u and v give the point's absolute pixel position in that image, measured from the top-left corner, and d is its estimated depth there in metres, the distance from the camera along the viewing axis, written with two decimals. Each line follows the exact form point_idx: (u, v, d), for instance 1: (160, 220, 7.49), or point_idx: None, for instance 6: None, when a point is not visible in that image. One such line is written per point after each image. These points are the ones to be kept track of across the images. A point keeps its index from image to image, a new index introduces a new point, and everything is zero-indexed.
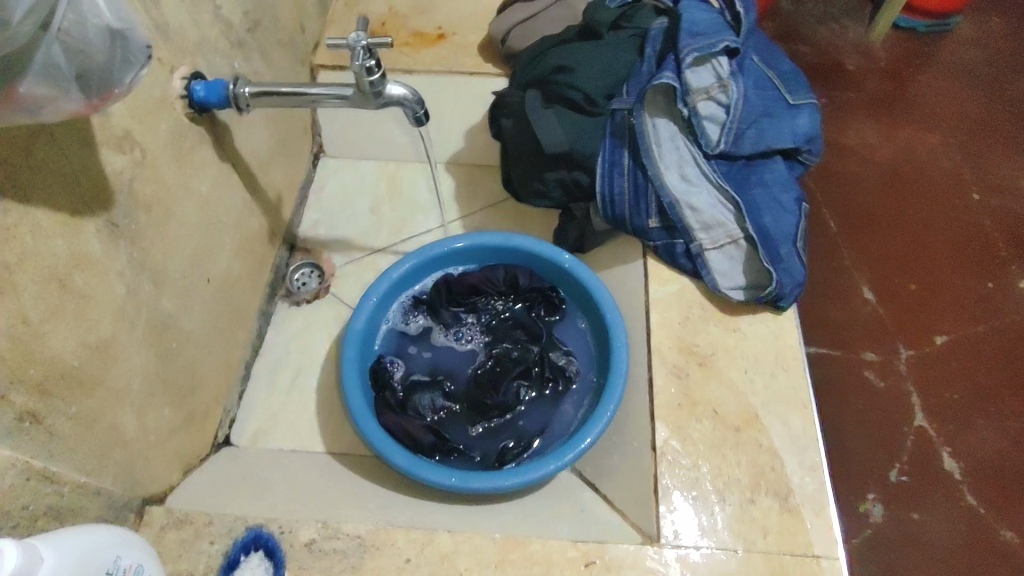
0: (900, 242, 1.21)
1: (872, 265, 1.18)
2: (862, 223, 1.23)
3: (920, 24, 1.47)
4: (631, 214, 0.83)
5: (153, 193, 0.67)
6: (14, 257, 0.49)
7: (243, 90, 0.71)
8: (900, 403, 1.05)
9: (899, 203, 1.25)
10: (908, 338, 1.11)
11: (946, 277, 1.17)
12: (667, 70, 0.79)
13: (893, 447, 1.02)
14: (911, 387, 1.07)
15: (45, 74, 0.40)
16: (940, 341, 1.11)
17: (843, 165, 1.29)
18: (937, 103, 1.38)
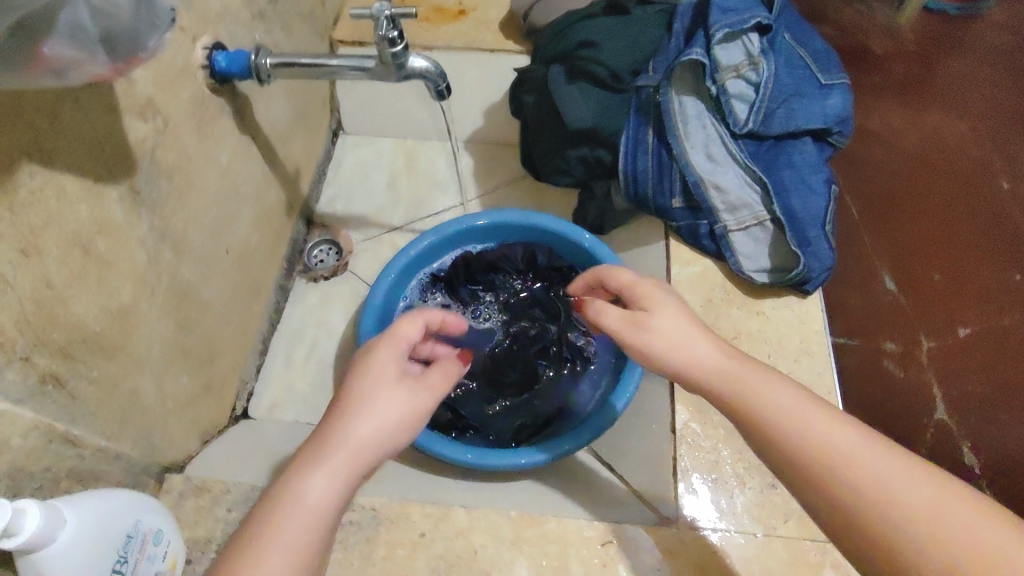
0: (924, 228, 1.15)
1: (896, 252, 1.12)
2: (887, 209, 1.16)
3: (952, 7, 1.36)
4: (654, 193, 0.82)
5: (175, 161, 0.66)
6: (38, 221, 0.49)
7: (264, 61, 0.71)
8: (921, 394, 1.01)
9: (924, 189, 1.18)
10: (931, 329, 1.06)
11: (973, 267, 1.11)
12: (697, 46, 0.77)
13: (912, 438, 0.98)
14: (932, 381, 1.03)
15: (71, 35, 0.40)
16: (963, 333, 1.06)
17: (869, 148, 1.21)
18: (963, 88, 1.30)
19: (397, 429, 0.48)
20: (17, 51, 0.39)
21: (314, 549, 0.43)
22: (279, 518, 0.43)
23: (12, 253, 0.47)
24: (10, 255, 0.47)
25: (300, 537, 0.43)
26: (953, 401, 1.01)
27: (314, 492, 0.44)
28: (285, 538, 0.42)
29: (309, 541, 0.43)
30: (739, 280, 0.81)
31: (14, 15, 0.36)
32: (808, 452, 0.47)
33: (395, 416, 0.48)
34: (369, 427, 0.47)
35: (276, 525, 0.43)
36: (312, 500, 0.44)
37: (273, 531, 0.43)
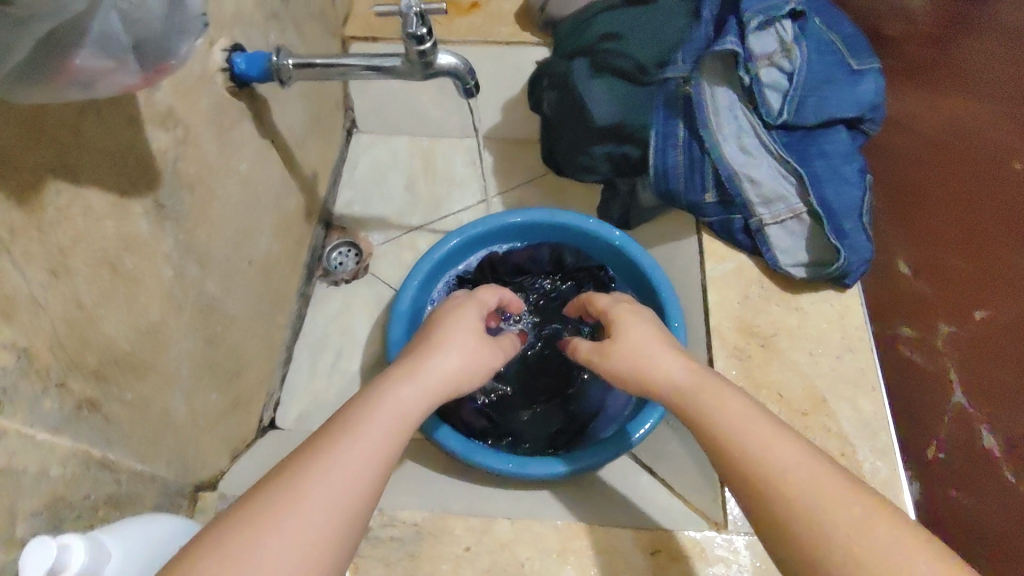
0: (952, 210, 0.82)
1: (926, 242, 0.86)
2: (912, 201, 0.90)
3: None
4: (685, 189, 0.79)
5: (196, 172, 0.64)
6: (68, 240, 0.47)
7: (285, 62, 0.68)
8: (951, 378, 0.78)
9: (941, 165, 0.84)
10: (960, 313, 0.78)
11: (1003, 255, 0.73)
12: (730, 35, 0.73)
13: (939, 414, 0.77)
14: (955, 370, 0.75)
15: (102, 44, 0.37)
16: (986, 316, 0.74)
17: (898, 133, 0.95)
18: None
19: (474, 368, 0.59)
20: (45, 64, 0.36)
21: (399, 441, 0.49)
22: (369, 413, 0.49)
23: (43, 276, 0.45)
24: (41, 276, 0.44)
25: (388, 428, 0.48)
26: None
27: (404, 397, 0.52)
28: (373, 427, 0.48)
29: (394, 436, 0.48)
30: (775, 275, 0.79)
31: (45, 26, 0.34)
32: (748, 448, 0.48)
33: (469, 356, 0.59)
34: (452, 364, 0.57)
35: (369, 418, 0.48)
36: (405, 405, 0.52)
37: (361, 422, 0.48)
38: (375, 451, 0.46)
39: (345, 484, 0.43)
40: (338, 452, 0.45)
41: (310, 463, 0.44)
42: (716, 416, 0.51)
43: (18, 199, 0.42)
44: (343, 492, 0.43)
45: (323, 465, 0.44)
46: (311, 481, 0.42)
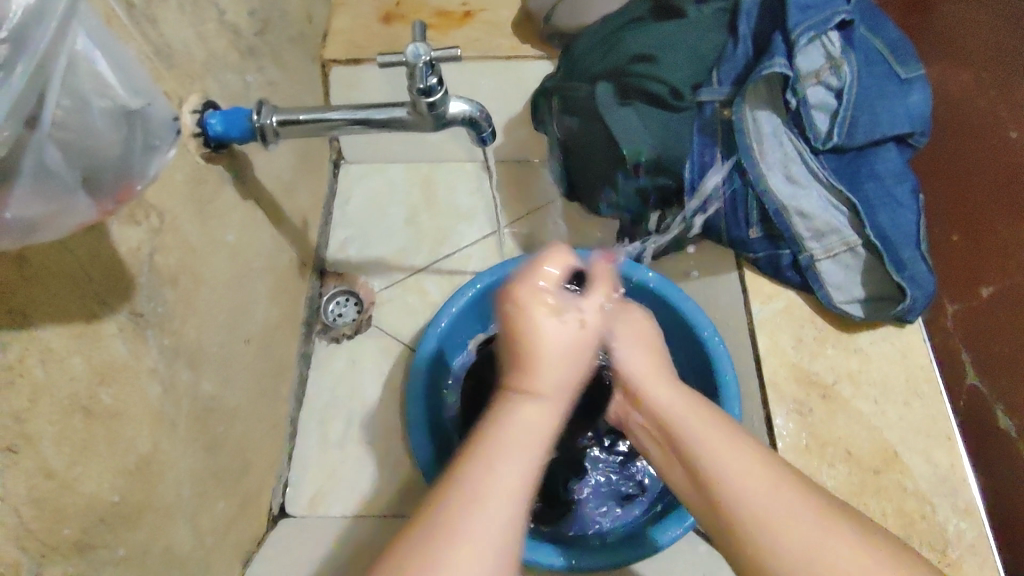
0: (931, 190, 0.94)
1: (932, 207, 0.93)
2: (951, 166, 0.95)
3: None
4: (727, 225, 0.72)
5: (178, 261, 0.54)
6: (25, 401, 0.37)
7: (269, 119, 0.57)
8: (949, 357, 0.84)
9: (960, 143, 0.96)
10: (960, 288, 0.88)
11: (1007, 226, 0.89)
12: (778, 56, 0.66)
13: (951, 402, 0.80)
14: (960, 346, 0.85)
15: (43, 185, 0.27)
16: (987, 294, 0.87)
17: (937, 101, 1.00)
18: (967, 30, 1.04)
19: (575, 346, 0.49)
20: None
21: (528, 481, 0.42)
22: (482, 470, 0.42)
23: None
24: None
25: (525, 465, 0.43)
26: (982, 364, 0.84)
27: (531, 421, 0.45)
28: (503, 469, 0.42)
29: (534, 457, 0.43)
30: (830, 315, 0.72)
31: None
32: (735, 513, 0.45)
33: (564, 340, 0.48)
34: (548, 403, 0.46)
35: (492, 462, 0.42)
36: (528, 430, 0.44)
37: (474, 501, 0.40)
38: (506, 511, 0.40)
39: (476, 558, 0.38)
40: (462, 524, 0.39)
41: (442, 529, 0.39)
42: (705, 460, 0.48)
43: None
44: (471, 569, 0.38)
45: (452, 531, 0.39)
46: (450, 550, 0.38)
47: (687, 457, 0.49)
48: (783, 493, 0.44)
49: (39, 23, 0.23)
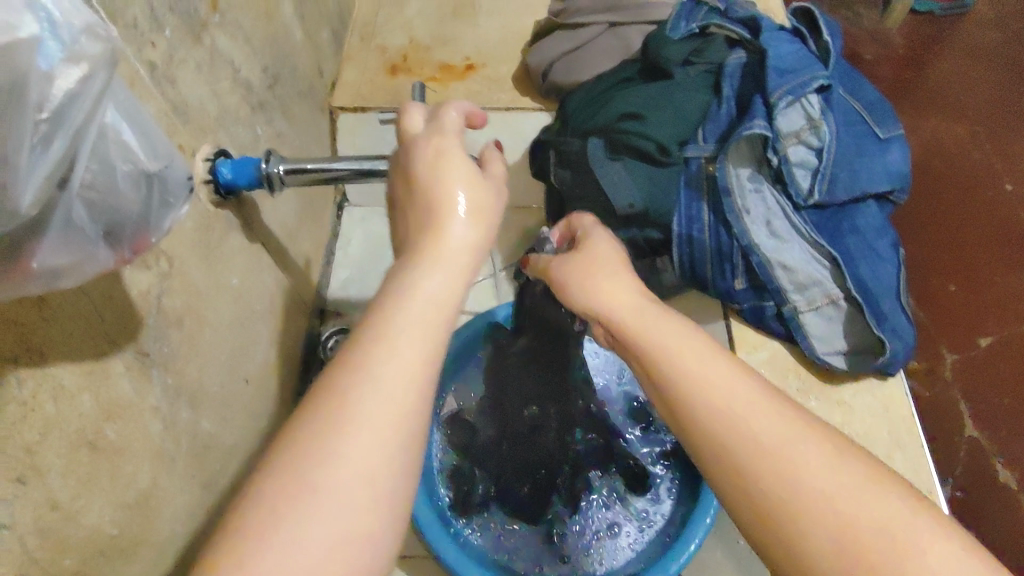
0: (933, 232, 1.04)
1: (930, 248, 1.01)
2: (950, 208, 1.06)
3: (936, 7, 1.34)
4: (713, 276, 0.74)
5: (185, 304, 0.57)
6: (36, 435, 0.40)
7: (276, 168, 0.61)
8: (948, 408, 0.89)
9: (959, 187, 1.08)
10: (954, 340, 0.94)
11: (995, 267, 0.99)
12: (758, 118, 0.69)
13: (945, 455, 0.85)
14: (958, 394, 0.90)
15: (67, 239, 0.30)
16: (985, 344, 0.93)
17: (943, 143, 1.14)
18: (951, 86, 1.23)
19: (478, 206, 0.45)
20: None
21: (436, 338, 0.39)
22: (388, 325, 0.38)
23: (9, 487, 0.38)
24: (5, 489, 0.38)
25: (426, 315, 0.40)
26: (979, 412, 0.89)
27: (391, 384, 0.37)
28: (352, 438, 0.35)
29: (429, 336, 0.39)
30: (813, 366, 0.74)
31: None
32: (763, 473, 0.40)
33: (468, 200, 0.45)
34: (461, 233, 0.44)
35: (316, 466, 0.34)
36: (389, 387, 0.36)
37: (397, 336, 0.38)
38: (425, 338, 0.39)
39: (382, 411, 0.36)
40: (370, 368, 0.37)
41: (339, 392, 0.36)
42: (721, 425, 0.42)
43: None
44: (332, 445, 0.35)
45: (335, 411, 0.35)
46: (346, 420, 0.35)
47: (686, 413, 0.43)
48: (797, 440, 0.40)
49: (79, 100, 0.25)
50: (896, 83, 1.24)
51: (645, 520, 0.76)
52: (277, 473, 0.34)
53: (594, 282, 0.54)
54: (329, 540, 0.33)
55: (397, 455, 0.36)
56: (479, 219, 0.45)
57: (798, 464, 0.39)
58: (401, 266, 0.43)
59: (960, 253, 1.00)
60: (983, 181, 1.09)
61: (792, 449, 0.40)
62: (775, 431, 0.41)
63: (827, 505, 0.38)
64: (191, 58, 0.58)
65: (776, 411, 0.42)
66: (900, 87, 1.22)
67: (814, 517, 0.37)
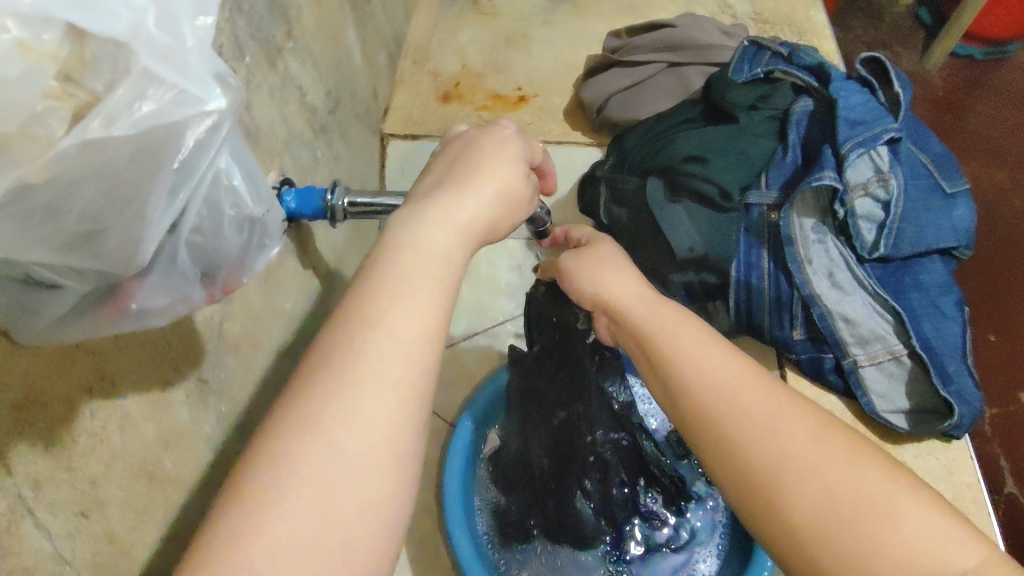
0: (988, 287, 1.18)
1: (979, 306, 1.16)
2: (1002, 261, 1.20)
3: (977, 51, 1.48)
4: (771, 325, 0.72)
5: (243, 329, 0.56)
6: (101, 467, 0.39)
7: (341, 200, 0.60)
8: (990, 467, 1.04)
9: (1007, 243, 1.22)
10: (998, 394, 1.09)
11: None
12: (828, 168, 0.68)
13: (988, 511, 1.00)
14: (998, 451, 1.06)
15: (167, 281, 0.30)
16: None
17: (993, 194, 1.28)
18: (1000, 132, 1.37)
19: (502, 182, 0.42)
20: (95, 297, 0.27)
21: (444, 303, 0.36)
22: (389, 280, 0.35)
23: (72, 522, 0.37)
24: (68, 524, 0.36)
25: (432, 271, 0.36)
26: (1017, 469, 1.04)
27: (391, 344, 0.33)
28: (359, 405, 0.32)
29: (436, 294, 0.36)
30: (872, 423, 0.71)
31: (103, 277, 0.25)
32: (780, 474, 0.39)
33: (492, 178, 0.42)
34: (483, 201, 0.40)
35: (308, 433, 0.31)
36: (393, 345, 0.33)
37: (393, 295, 0.35)
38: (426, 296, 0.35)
39: (387, 383, 0.33)
40: (378, 328, 0.34)
41: (342, 357, 0.33)
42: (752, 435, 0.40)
43: (44, 445, 0.34)
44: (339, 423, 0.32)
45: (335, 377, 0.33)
46: (349, 389, 0.32)
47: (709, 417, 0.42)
48: (818, 440, 0.39)
49: (205, 152, 0.25)
50: (947, 135, 1.38)
51: (690, 574, 0.74)
52: (279, 440, 0.31)
53: (605, 273, 0.54)
54: (331, 508, 0.30)
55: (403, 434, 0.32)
56: (509, 201, 0.42)
57: (776, 436, 0.40)
58: (408, 217, 0.39)
59: (1004, 312, 1.15)
60: None
61: (779, 419, 0.40)
62: (765, 405, 0.41)
63: (805, 475, 0.38)
64: (265, 83, 0.58)
65: (766, 388, 0.42)
66: (955, 141, 1.36)
67: (789, 482, 0.38)
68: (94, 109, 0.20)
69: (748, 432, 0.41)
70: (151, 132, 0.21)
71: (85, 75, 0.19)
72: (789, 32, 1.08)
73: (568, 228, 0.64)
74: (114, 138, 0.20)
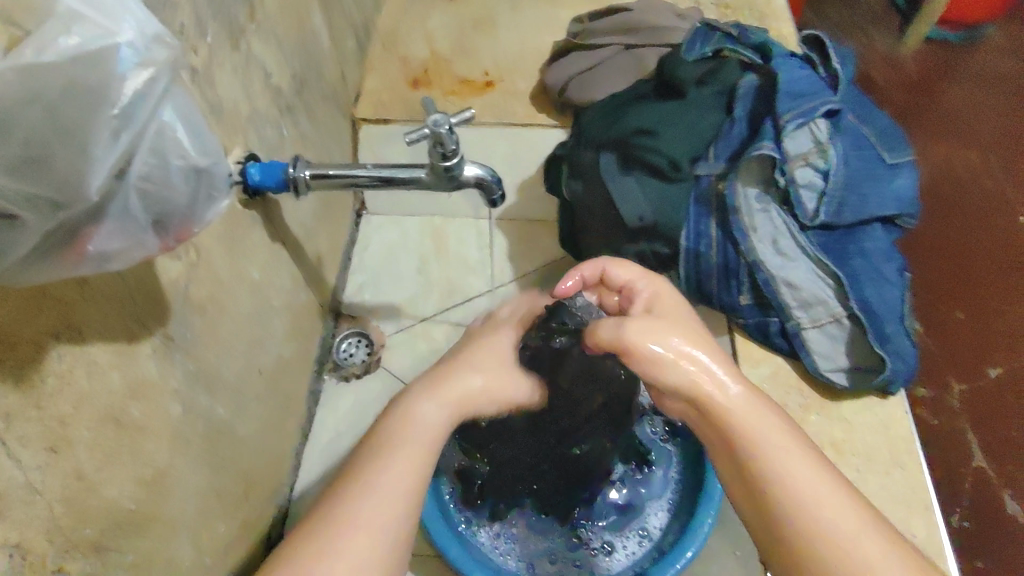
0: (949, 272, 1.17)
1: (937, 288, 1.15)
2: (960, 247, 1.19)
3: (953, 36, 1.45)
4: (719, 291, 0.76)
5: (208, 294, 0.59)
6: (69, 407, 0.42)
7: (303, 173, 0.63)
8: (954, 441, 1.05)
9: (962, 224, 1.22)
10: (958, 372, 1.09)
11: (992, 305, 1.14)
12: (766, 139, 0.72)
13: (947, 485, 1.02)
14: (965, 426, 1.06)
15: (122, 227, 0.33)
16: (989, 376, 1.09)
17: (951, 178, 1.28)
18: (963, 120, 1.36)
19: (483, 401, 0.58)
20: (55, 243, 0.30)
21: (428, 446, 0.52)
22: (391, 448, 0.51)
23: (41, 455, 0.40)
24: (38, 457, 0.40)
25: (419, 453, 0.51)
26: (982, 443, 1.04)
27: (394, 481, 0.49)
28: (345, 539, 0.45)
29: (424, 457, 0.51)
30: (815, 381, 0.75)
31: (61, 216, 0.27)
32: (822, 547, 0.45)
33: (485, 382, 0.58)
34: (479, 382, 0.58)
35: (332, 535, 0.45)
36: (387, 484, 0.48)
37: (389, 455, 0.50)
38: (422, 454, 0.51)
39: (389, 511, 0.47)
40: (381, 467, 0.49)
41: (357, 484, 0.48)
42: (805, 510, 0.46)
43: (15, 381, 0.37)
44: (373, 493, 0.47)
45: (384, 441, 0.51)
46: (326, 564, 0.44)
47: (767, 483, 0.48)
48: (849, 512, 0.46)
49: (144, 101, 0.28)
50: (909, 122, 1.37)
51: (642, 527, 0.78)
52: None
53: (665, 323, 0.53)
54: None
55: (388, 541, 0.46)
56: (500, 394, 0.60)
57: (785, 484, 0.47)
58: (427, 381, 0.57)
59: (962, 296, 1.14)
60: (989, 218, 1.23)
61: (791, 465, 0.48)
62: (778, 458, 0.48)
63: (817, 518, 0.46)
64: (229, 62, 0.61)
65: (780, 435, 0.49)
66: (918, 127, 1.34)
67: (800, 523, 0.46)
68: (28, 42, 0.24)
69: (798, 504, 0.47)
70: (77, 63, 0.25)
71: (26, 20, 0.25)
72: (749, 16, 1.11)
73: (581, 271, 0.62)
74: (45, 65, 0.24)
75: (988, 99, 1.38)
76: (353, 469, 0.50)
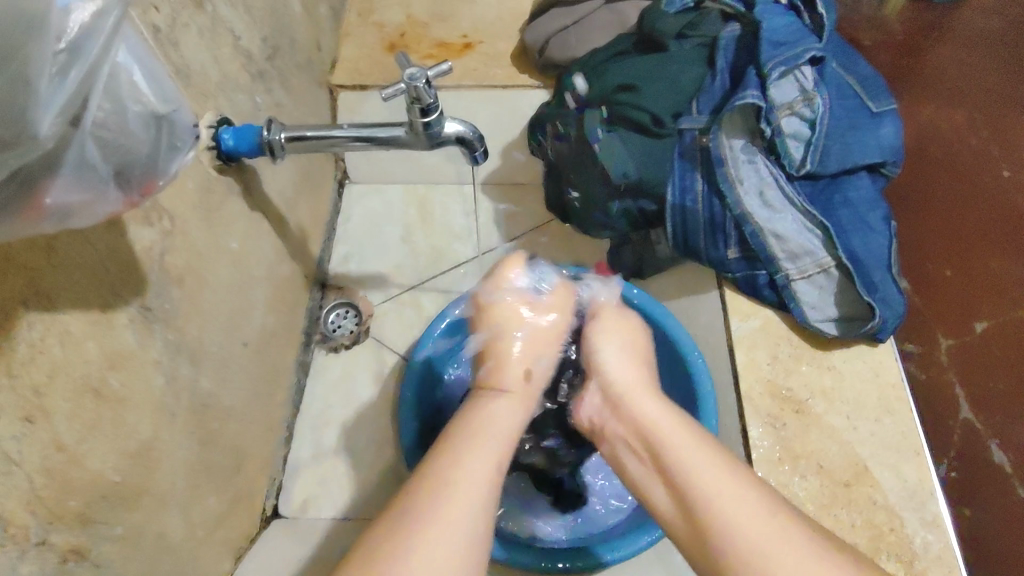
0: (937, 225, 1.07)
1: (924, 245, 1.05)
2: (948, 205, 1.09)
3: None
4: (706, 246, 0.76)
5: (186, 263, 0.58)
6: (43, 376, 0.41)
7: (278, 136, 0.61)
8: (945, 394, 0.92)
9: (927, 178, 1.11)
10: (949, 326, 0.98)
11: (982, 261, 1.03)
12: (750, 87, 0.71)
13: (943, 440, 0.89)
14: (955, 379, 0.94)
15: (82, 179, 0.32)
16: (980, 328, 0.98)
17: (938, 130, 1.17)
18: (952, 73, 1.25)
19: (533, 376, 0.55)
20: (15, 205, 0.29)
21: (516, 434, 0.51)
22: (455, 475, 0.44)
23: (17, 426, 0.39)
24: (14, 428, 0.39)
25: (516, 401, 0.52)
26: (973, 396, 0.93)
27: (493, 423, 0.50)
28: (452, 492, 0.44)
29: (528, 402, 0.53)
30: (806, 333, 0.75)
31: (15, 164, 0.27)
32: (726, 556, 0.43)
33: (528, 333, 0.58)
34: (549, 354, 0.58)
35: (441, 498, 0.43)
36: (477, 469, 0.45)
37: (449, 454, 0.46)
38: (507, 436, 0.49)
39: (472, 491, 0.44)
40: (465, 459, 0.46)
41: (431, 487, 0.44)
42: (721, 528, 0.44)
43: None
44: (496, 466, 0.46)
45: (496, 394, 0.53)
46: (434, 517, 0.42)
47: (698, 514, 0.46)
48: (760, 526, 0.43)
49: (97, 35, 0.27)
50: (900, 76, 1.25)
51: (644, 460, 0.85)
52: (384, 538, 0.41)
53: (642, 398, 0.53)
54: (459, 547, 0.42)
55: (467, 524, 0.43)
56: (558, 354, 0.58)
57: (692, 476, 0.47)
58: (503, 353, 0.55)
59: (959, 253, 1.04)
60: (979, 170, 1.13)
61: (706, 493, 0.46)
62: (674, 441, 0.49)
63: (700, 481, 0.46)
64: (193, 23, 0.59)
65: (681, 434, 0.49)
66: (901, 83, 1.24)
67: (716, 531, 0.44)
68: None
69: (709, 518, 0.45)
70: None
71: None
72: None
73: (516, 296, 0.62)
74: None
75: (975, 47, 1.28)
76: (472, 417, 0.50)
